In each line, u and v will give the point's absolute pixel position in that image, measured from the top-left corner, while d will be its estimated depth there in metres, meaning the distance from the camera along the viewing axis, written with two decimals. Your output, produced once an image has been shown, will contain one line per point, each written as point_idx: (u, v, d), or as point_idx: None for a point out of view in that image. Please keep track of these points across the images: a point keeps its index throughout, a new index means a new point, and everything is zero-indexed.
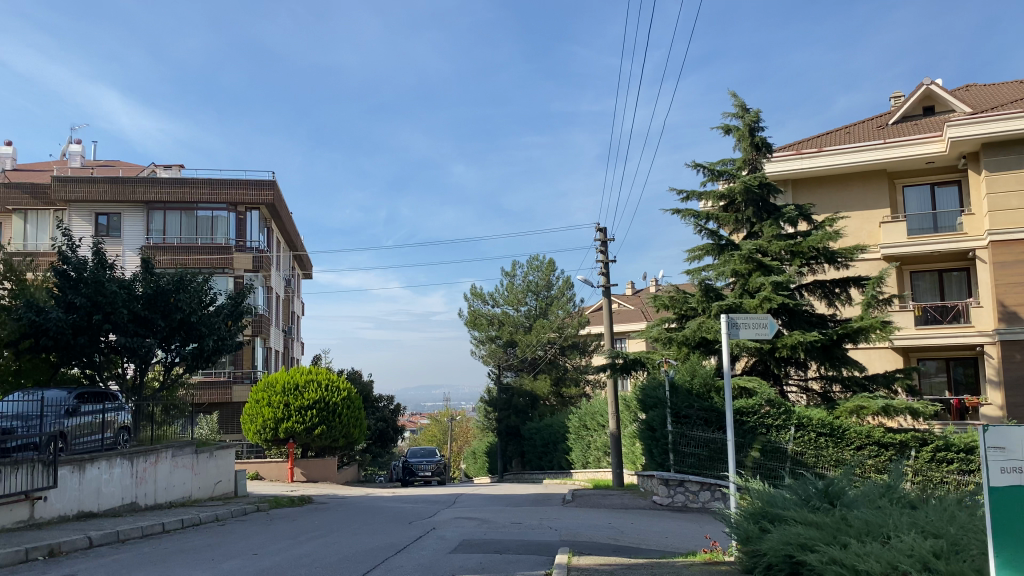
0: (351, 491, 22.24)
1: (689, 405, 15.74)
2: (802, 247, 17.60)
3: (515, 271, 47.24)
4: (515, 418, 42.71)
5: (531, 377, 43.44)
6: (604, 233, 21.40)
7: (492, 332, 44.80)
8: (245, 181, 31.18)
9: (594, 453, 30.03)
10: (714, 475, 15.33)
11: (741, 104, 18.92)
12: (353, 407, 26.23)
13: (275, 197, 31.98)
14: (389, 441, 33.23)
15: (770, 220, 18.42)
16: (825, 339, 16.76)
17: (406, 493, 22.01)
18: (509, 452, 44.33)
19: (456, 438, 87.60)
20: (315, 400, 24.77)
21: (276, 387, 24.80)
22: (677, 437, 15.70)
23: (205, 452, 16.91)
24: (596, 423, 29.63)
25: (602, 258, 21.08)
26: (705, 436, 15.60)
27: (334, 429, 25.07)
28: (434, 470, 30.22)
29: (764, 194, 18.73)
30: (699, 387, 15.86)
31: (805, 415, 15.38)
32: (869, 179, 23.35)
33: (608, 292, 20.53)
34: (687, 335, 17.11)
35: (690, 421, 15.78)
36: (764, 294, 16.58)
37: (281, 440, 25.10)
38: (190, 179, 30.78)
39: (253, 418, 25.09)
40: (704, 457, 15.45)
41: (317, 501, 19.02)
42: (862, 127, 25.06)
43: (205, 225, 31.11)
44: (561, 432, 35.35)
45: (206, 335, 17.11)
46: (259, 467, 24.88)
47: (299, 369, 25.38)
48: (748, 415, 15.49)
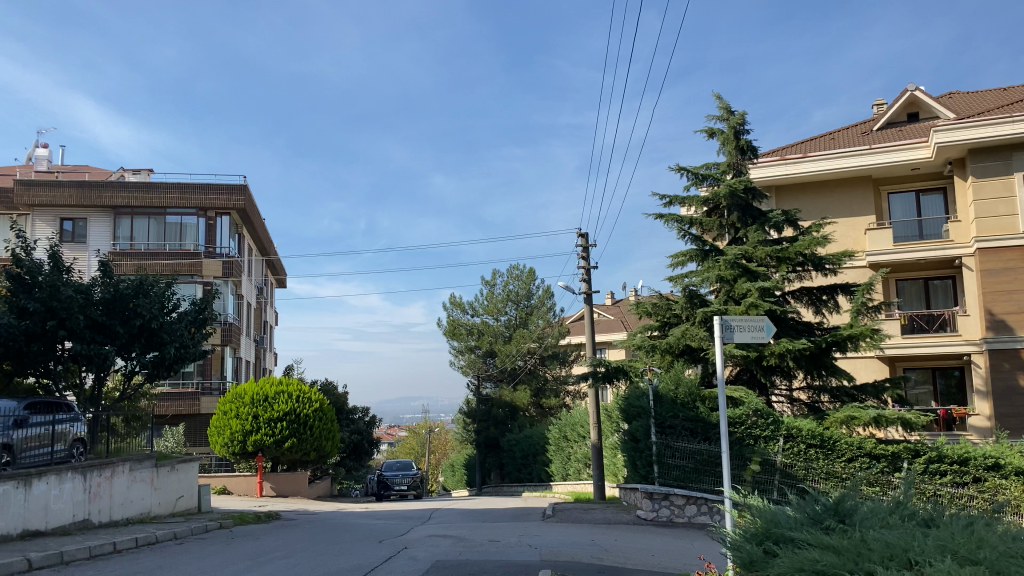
0: (322, 506, 21.39)
1: (675, 415, 15.09)
2: (790, 252, 17.07)
3: (495, 279, 46.61)
4: (494, 430, 42.01)
5: (511, 387, 42.75)
6: (585, 238, 20.79)
7: (471, 342, 44.04)
8: (215, 186, 30.37)
9: (574, 465, 29.36)
10: (699, 488, 14.68)
11: (726, 106, 18.42)
12: (325, 419, 25.38)
13: (246, 202, 31.22)
14: (364, 454, 32.32)
15: (756, 225, 17.86)
16: (814, 348, 16.23)
17: (381, 508, 21.20)
18: (487, 464, 43.58)
19: (434, 450, 86.56)
20: (285, 412, 23.96)
21: (245, 398, 23.98)
22: (661, 448, 15.03)
23: (167, 466, 16.02)
24: (577, 434, 28.98)
25: (583, 263, 20.47)
26: (691, 447, 14.85)
27: (304, 441, 24.22)
28: (410, 484, 29.39)
29: (750, 198, 18.19)
30: (684, 397, 15.23)
31: (794, 426, 14.80)
32: (854, 185, 22.98)
33: (589, 299, 19.91)
34: (672, 342, 16.49)
35: (675, 432, 15.11)
36: (751, 300, 15.96)
37: (249, 453, 24.19)
38: (158, 183, 29.97)
39: (221, 430, 24.18)
40: (689, 469, 14.78)
41: (286, 517, 18.18)
42: (846, 133, 24.70)
43: (173, 231, 30.21)
44: (541, 444, 34.66)
45: (168, 342, 16.27)
46: (226, 481, 24.00)
47: (269, 381, 24.56)
48: (736, 426, 14.87)
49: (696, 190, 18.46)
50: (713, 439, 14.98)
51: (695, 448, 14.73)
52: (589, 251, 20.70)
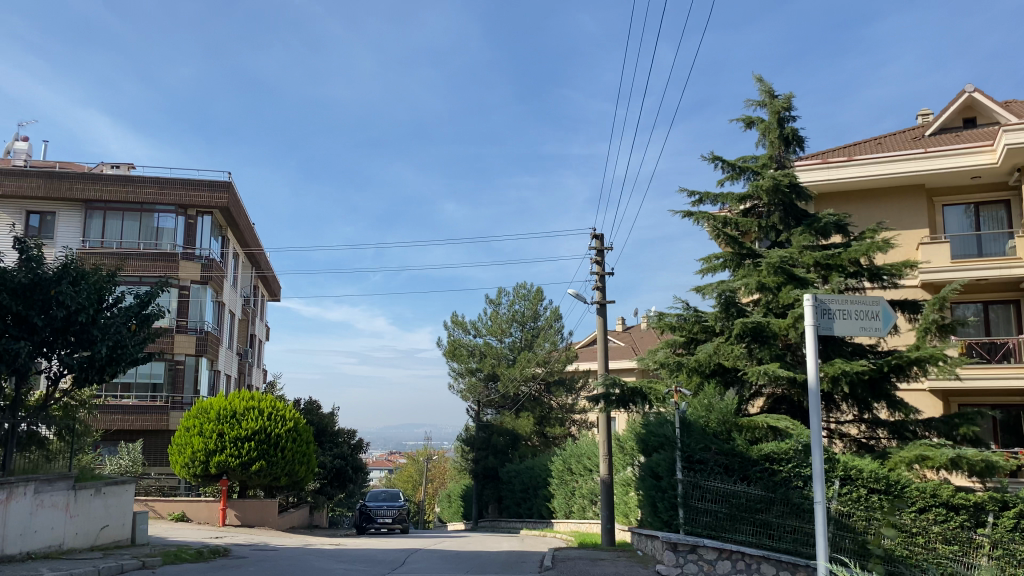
0: (285, 541, 18.52)
1: (704, 447, 12.45)
2: (842, 258, 14.40)
3: (500, 298, 44.06)
4: (494, 459, 39.29)
5: (513, 414, 40.03)
6: (600, 240, 18.10)
7: (472, 363, 41.32)
8: (197, 182, 27.93)
9: (579, 502, 26.52)
10: (734, 540, 11.83)
11: (767, 90, 16.00)
12: (301, 441, 22.60)
13: (231, 200, 28.73)
14: (348, 481, 29.18)
15: (802, 227, 15.26)
16: (874, 371, 13.45)
17: (355, 545, 18.39)
18: (484, 497, 40.72)
19: (432, 479, 83.51)
20: (254, 431, 21.22)
21: (210, 413, 21.31)
22: (687, 488, 12.15)
23: (88, 489, 13.27)
24: (583, 467, 26.15)
25: (596, 269, 17.84)
26: (726, 487, 11.99)
27: (275, 465, 21.41)
28: (395, 517, 26.47)
29: (793, 196, 15.56)
30: (716, 427, 12.73)
31: (853, 466, 12.12)
32: (905, 194, 20.35)
33: (603, 311, 17.20)
34: (700, 361, 13.82)
35: (706, 468, 12.34)
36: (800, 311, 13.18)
37: (212, 476, 21.43)
38: (135, 176, 27.56)
39: (182, 449, 21.47)
40: (722, 516, 11.92)
41: (237, 552, 15.37)
42: (894, 137, 22.09)
43: (150, 229, 27.78)
44: (543, 476, 31.78)
45: (100, 340, 13.57)
46: (185, 507, 21.30)
47: (239, 397, 21.92)
48: (780, 463, 12.13)
49: (731, 185, 15.88)
50: (753, 481, 12.18)
51: (730, 489, 11.94)
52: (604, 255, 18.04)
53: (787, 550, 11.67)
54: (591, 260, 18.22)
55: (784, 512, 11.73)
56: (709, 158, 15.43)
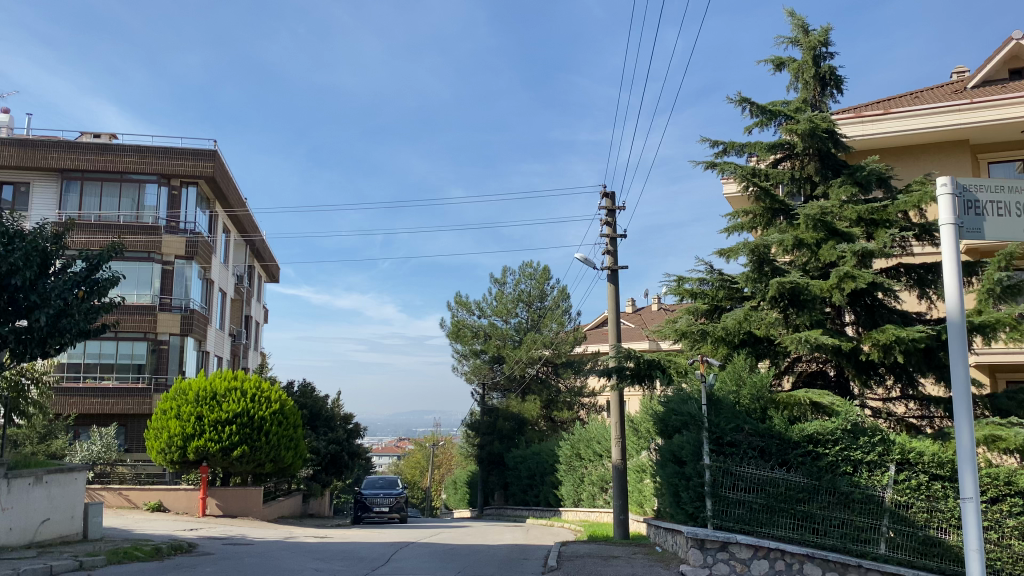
0: (266, 534, 16.84)
1: (736, 427, 10.56)
2: (889, 212, 12.51)
3: (506, 278, 42.30)
4: (499, 444, 37.65)
5: (519, 398, 38.33)
6: (611, 198, 16.25)
7: (477, 346, 39.58)
8: (179, 150, 26.14)
9: (588, 489, 24.89)
10: (772, 536, 10.09)
11: (800, 24, 14.10)
12: (287, 424, 20.89)
13: (216, 170, 26.88)
14: (344, 468, 27.58)
15: (843, 178, 13.41)
16: (932, 340, 11.42)
17: (342, 538, 16.72)
18: (491, 483, 39.20)
19: (439, 465, 82.20)
20: (235, 414, 19.54)
21: (188, 394, 19.62)
22: (716, 475, 10.30)
23: (26, 478, 11.59)
24: (593, 452, 24.45)
25: (607, 231, 16.00)
26: (762, 474, 10.18)
27: (258, 450, 19.72)
28: (392, 505, 24.74)
29: (830, 145, 13.72)
30: (749, 404, 10.90)
31: (914, 448, 10.06)
32: (948, 151, 18.41)
33: (615, 278, 15.37)
34: (727, 330, 12.02)
35: (738, 453, 10.49)
36: (846, 269, 11.30)
37: (191, 462, 19.75)
38: (114, 144, 25.80)
39: (158, 433, 19.77)
40: (757, 508, 10.16)
41: (203, 548, 13.65)
42: (935, 89, 20.11)
43: (129, 199, 26.06)
44: (550, 462, 30.12)
45: (37, 309, 11.87)
46: (162, 496, 19.69)
47: (220, 377, 20.28)
48: (825, 446, 10.27)
49: (760, 133, 14.02)
50: (793, 466, 10.34)
51: (767, 476, 10.16)
52: (616, 216, 16.21)
53: (832, 547, 10.00)
54: (602, 221, 16.38)
55: (829, 502, 10.09)
56: (736, 100, 13.56)
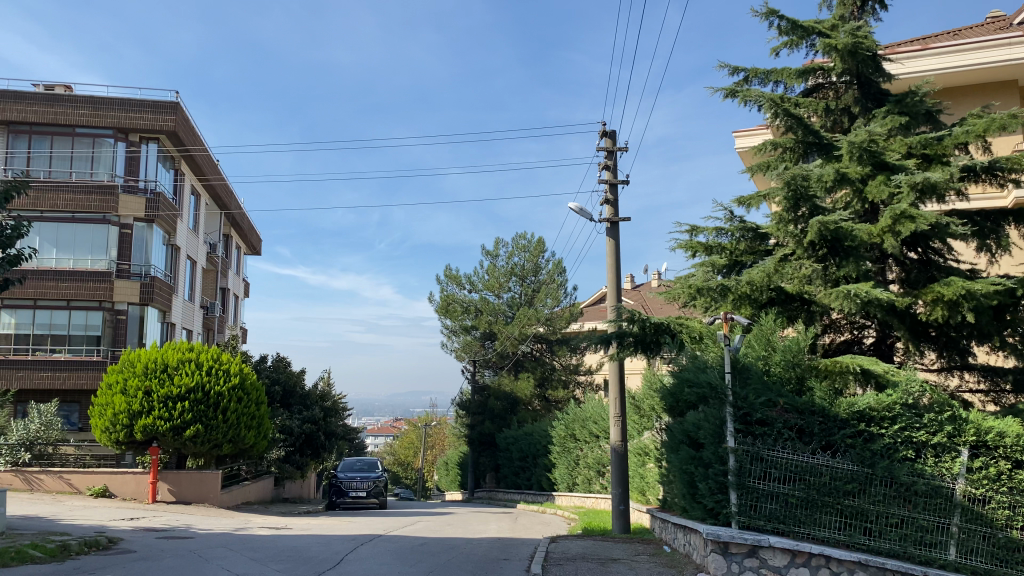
0: (216, 525, 14.70)
1: (767, 400, 8.44)
2: (945, 144, 10.37)
3: (499, 250, 40.11)
4: (490, 424, 35.65)
5: (512, 376, 36.28)
6: (611, 138, 14.04)
7: (467, 322, 37.41)
8: (138, 102, 23.82)
9: (583, 473, 22.91)
10: (813, 538, 8.03)
11: None
12: (249, 400, 18.81)
13: (180, 124, 24.57)
14: (321, 449, 25.46)
15: (888, 106, 11.26)
16: (1006, 294, 9.25)
17: (303, 529, 14.61)
18: (481, 465, 37.30)
19: (432, 446, 80.36)
20: (189, 389, 17.46)
21: (136, 366, 17.49)
22: (742, 461, 8.22)
23: None
24: (589, 433, 22.46)
25: (607, 176, 13.85)
26: (800, 460, 8.09)
27: (214, 430, 17.63)
28: (370, 490, 22.71)
29: (871, 70, 11.56)
30: (782, 372, 8.83)
31: (993, 428, 7.93)
32: (994, 94, 16.18)
33: (615, 230, 13.23)
34: (752, 285, 9.91)
35: (770, 433, 8.37)
36: (901, 206, 9.17)
37: (140, 443, 17.66)
38: (64, 94, 23.42)
39: (102, 409, 17.65)
40: (794, 502, 8.09)
41: (127, 544, 11.42)
42: (975, 27, 17.87)
43: (83, 156, 23.75)
44: (543, 443, 28.12)
45: None
46: (108, 480, 17.58)
47: (174, 349, 18.18)
48: (880, 425, 8.14)
49: (788, 55, 11.89)
50: (839, 450, 8.24)
51: (806, 462, 8.08)
52: (617, 158, 14.05)
53: (890, 553, 7.92)
54: (601, 164, 14.22)
55: (885, 496, 7.99)
56: (762, 13, 11.39)
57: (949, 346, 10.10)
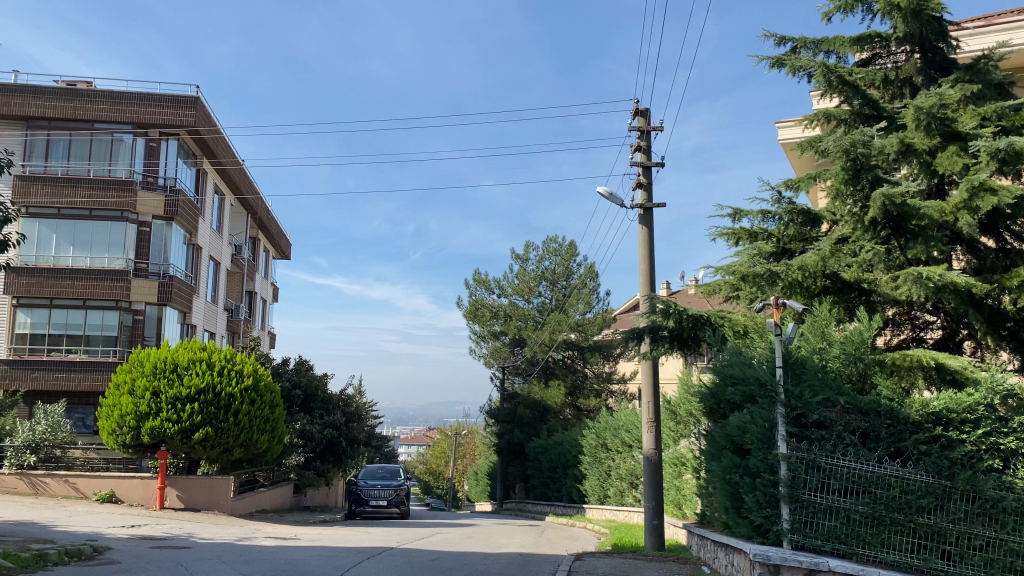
0: (220, 534, 13.79)
1: (825, 399, 7.30)
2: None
3: (530, 254, 39.05)
4: (520, 433, 34.57)
5: (543, 384, 35.15)
6: (644, 118, 12.97)
7: (496, 327, 36.53)
8: (159, 97, 23.28)
9: (615, 485, 21.71)
10: (880, 562, 6.85)
11: None
12: (262, 403, 17.97)
13: (201, 121, 23.93)
14: (343, 456, 24.57)
15: (956, 74, 10.03)
16: None
17: (312, 540, 13.64)
18: (510, 475, 36.22)
19: (463, 455, 79.35)
20: (199, 390, 16.64)
21: (145, 365, 16.72)
22: (796, 471, 7.04)
23: None
24: (621, 442, 21.28)
25: (640, 158, 12.78)
26: (865, 469, 6.90)
27: (226, 433, 16.80)
28: (391, 499, 21.77)
29: (934, 35, 10.36)
30: (842, 368, 7.65)
31: None
32: None
33: (648, 218, 12.14)
34: (804, 271, 8.78)
35: (829, 439, 7.19)
36: (979, 178, 7.98)
37: (148, 446, 16.89)
38: (84, 90, 22.97)
39: (110, 411, 16.89)
40: (858, 519, 6.90)
41: (114, 554, 10.51)
42: None
43: (102, 153, 23.23)
44: (573, 453, 26.96)
45: None
46: (116, 485, 16.82)
47: (186, 349, 17.40)
48: (959, 430, 6.93)
49: (842, 21, 10.72)
50: (911, 459, 7.05)
51: (872, 473, 6.87)
52: (651, 139, 12.95)
53: None
54: (633, 146, 13.15)
55: (966, 513, 6.75)
56: None
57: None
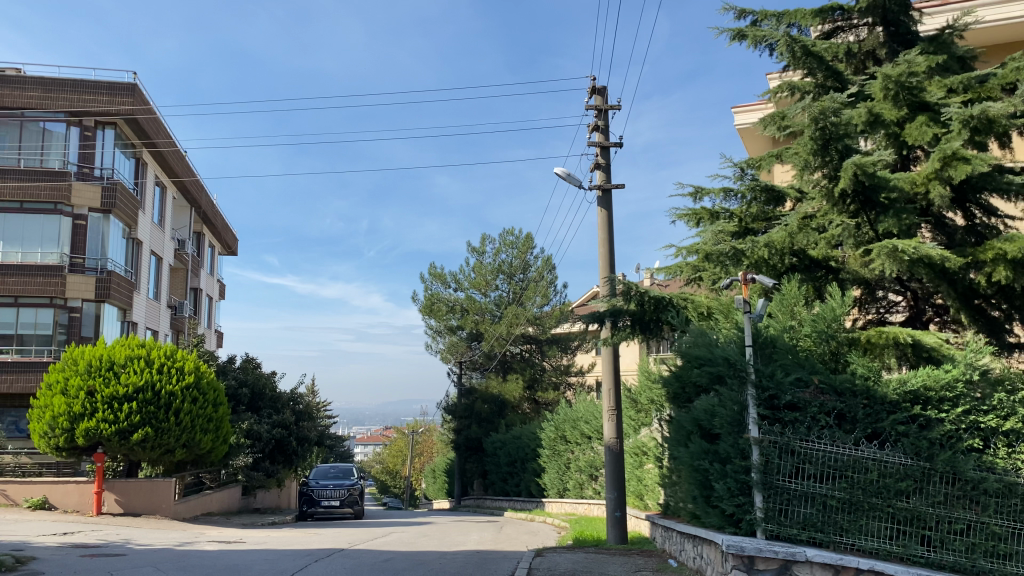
0: (159, 539, 12.99)
1: (799, 379, 6.90)
2: (992, 83, 8.86)
3: (486, 247, 38.48)
4: (478, 429, 34.01)
5: (500, 378, 34.61)
6: (602, 96, 12.51)
7: (453, 321, 35.89)
8: (94, 83, 22.16)
9: (575, 478, 21.29)
10: (858, 549, 6.47)
11: None
12: (205, 401, 17.14)
13: (140, 109, 22.84)
14: (294, 455, 23.74)
15: (923, 45, 9.72)
16: None
17: (258, 543, 12.92)
18: (468, 471, 35.65)
19: (421, 453, 78.45)
20: (137, 389, 15.76)
21: (78, 363, 15.78)
22: (769, 456, 6.60)
23: None
24: (581, 435, 20.85)
25: (597, 138, 12.31)
26: (840, 452, 6.50)
27: (166, 434, 15.95)
28: (344, 499, 21.05)
29: (898, 5, 10.05)
30: (814, 347, 7.26)
31: None
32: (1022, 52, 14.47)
33: (607, 199, 11.68)
34: (771, 248, 8.39)
35: (803, 421, 6.78)
36: (952, 146, 7.65)
37: (83, 448, 15.96)
38: (12, 76, 21.83)
39: (41, 412, 15.93)
40: (834, 505, 6.49)
41: (37, 565, 9.69)
42: None
43: (33, 142, 22.06)
44: (532, 447, 26.50)
45: None
46: (48, 491, 15.86)
47: (123, 345, 16.47)
48: (938, 409, 6.58)
49: None
50: (888, 441, 6.67)
51: (848, 456, 6.47)
52: (608, 117, 12.49)
53: (953, 568, 6.34)
54: (590, 125, 12.68)
55: (947, 496, 6.41)
56: None
57: (993, 331, 8.46)
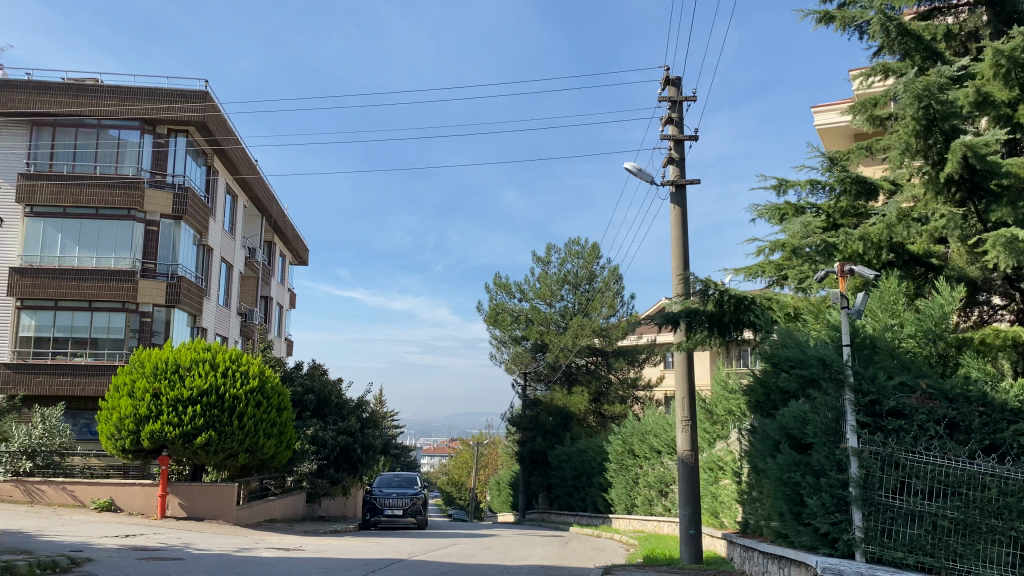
0: (218, 545, 12.77)
1: (902, 384, 6.18)
2: None
3: (552, 257, 37.96)
4: (543, 441, 33.39)
5: (566, 391, 33.96)
6: (676, 87, 11.90)
7: (518, 332, 35.46)
8: (166, 91, 22.50)
9: (643, 494, 20.48)
10: None
11: None
12: (269, 406, 17.02)
13: (211, 116, 23.11)
14: (357, 464, 23.54)
15: None
16: None
17: (316, 552, 12.58)
18: (533, 484, 35.02)
19: (485, 465, 78.08)
20: (202, 392, 15.71)
21: (145, 366, 15.83)
22: (869, 469, 5.92)
23: None
24: (649, 448, 20.07)
25: (670, 131, 11.72)
26: (953, 466, 5.73)
27: (229, 438, 15.84)
28: (406, 509, 20.70)
29: None
30: (919, 349, 6.53)
31: None
32: None
33: (681, 195, 11.05)
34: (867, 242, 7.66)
35: (908, 431, 6.05)
36: None
37: (149, 451, 16.00)
38: (89, 85, 22.23)
39: (108, 414, 16.03)
40: (947, 527, 5.69)
41: (92, 566, 9.49)
42: None
43: (108, 149, 22.42)
44: (598, 461, 25.75)
45: None
46: (114, 493, 15.91)
47: (189, 349, 16.48)
48: None
49: None
50: (1009, 455, 5.86)
51: (961, 471, 5.69)
52: (682, 110, 11.86)
53: None
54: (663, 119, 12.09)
55: None
56: None
57: None
